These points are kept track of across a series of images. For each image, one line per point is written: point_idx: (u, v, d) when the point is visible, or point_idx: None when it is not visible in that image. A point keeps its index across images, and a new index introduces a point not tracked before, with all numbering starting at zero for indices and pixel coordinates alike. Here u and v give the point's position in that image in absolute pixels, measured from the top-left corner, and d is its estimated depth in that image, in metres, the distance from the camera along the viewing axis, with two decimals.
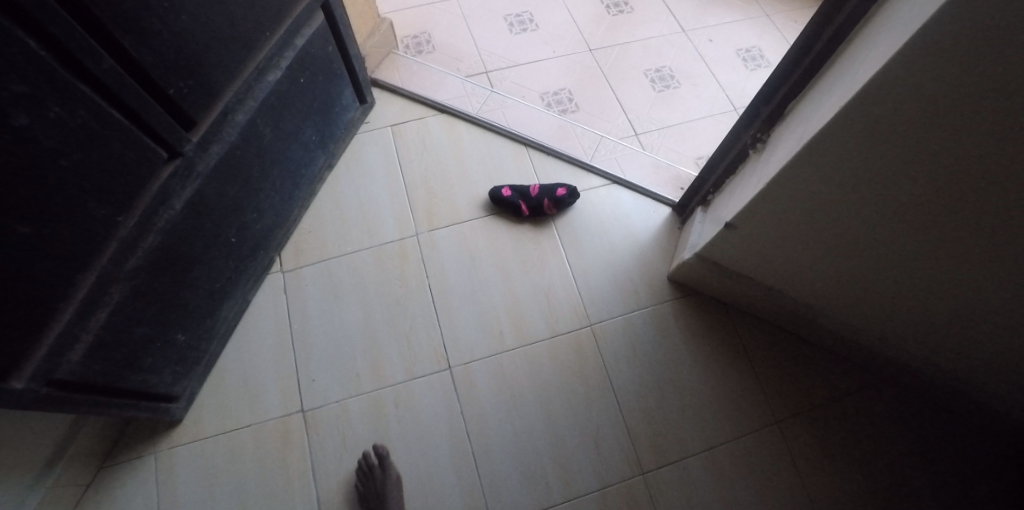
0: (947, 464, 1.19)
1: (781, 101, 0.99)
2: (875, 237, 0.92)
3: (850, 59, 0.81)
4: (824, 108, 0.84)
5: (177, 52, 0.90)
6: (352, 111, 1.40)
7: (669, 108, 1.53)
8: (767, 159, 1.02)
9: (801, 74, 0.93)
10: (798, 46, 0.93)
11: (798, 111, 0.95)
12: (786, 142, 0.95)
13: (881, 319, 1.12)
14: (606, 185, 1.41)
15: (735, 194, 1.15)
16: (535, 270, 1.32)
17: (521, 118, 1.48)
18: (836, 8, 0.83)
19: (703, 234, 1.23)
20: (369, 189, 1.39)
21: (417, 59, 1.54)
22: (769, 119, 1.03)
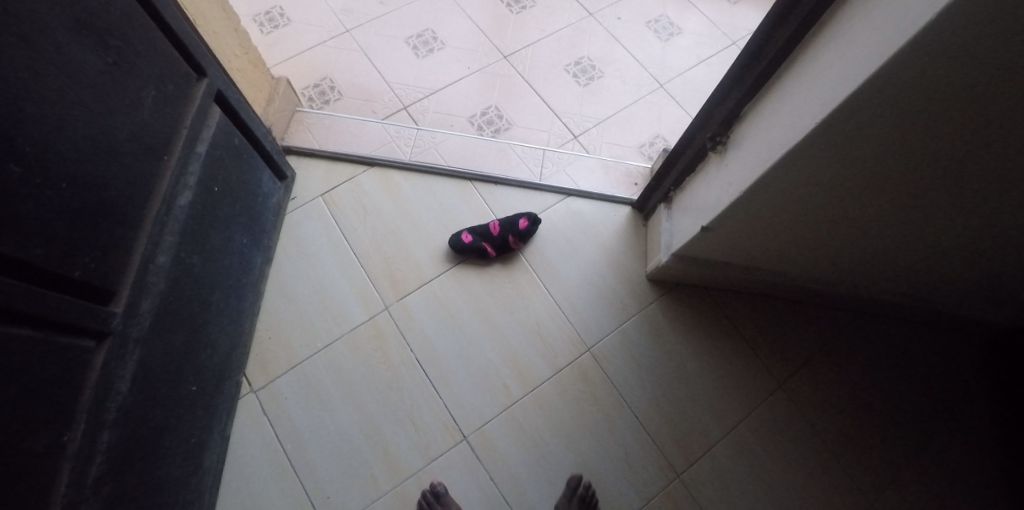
0: (936, 373, 1.24)
1: (736, 105, 0.96)
2: (856, 218, 0.90)
3: (806, 68, 0.79)
4: (788, 119, 0.81)
5: (70, 226, 0.73)
6: (276, 191, 1.25)
7: (600, 100, 1.50)
8: (732, 163, 0.99)
9: (754, 79, 0.90)
10: (750, 50, 0.90)
11: (756, 113, 0.93)
12: (750, 149, 0.93)
13: (860, 277, 1.12)
14: (563, 200, 1.34)
15: (697, 195, 1.12)
16: (520, 312, 1.24)
17: (456, 150, 1.37)
18: (785, 14, 0.81)
19: (675, 229, 1.20)
20: (320, 272, 1.26)
21: (327, 112, 1.39)
22: (723, 121, 1.01)
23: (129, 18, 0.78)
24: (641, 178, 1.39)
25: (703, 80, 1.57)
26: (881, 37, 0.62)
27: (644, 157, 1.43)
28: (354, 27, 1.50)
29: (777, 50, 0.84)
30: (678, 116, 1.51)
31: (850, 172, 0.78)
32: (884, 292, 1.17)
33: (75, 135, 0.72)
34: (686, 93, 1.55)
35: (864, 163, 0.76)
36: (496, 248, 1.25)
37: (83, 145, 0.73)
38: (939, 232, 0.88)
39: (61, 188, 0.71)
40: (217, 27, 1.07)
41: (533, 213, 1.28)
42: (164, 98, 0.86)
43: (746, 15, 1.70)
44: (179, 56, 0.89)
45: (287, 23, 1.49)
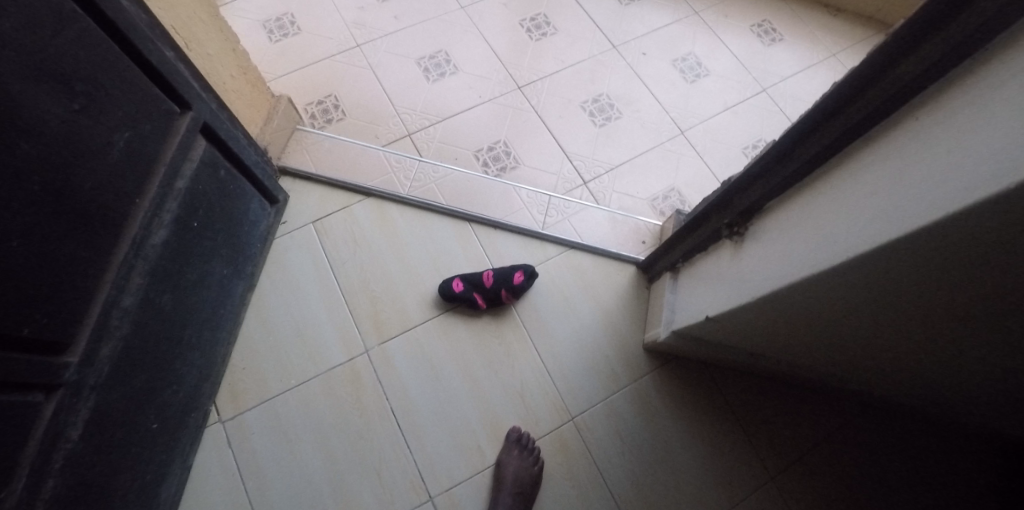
0: (941, 485, 1.17)
1: (759, 199, 0.86)
2: (873, 346, 0.84)
3: (843, 184, 0.70)
4: (820, 238, 0.72)
5: (18, 286, 0.67)
6: (265, 217, 1.19)
7: (615, 144, 1.41)
8: (747, 262, 0.90)
9: (784, 177, 0.81)
10: (782, 146, 0.80)
11: (780, 216, 0.83)
12: (768, 250, 0.84)
13: (870, 383, 1.05)
14: (564, 252, 1.28)
15: (705, 279, 1.04)
16: (506, 371, 1.20)
17: (458, 187, 1.31)
18: (828, 116, 0.72)
19: (682, 305, 1.12)
20: (303, 305, 1.21)
21: (327, 133, 1.34)
22: (742, 212, 0.91)
23: (100, 60, 0.72)
24: (652, 236, 1.31)
25: (724, 129, 1.46)
26: (937, 187, 0.54)
27: (655, 212, 1.35)
28: (365, 42, 1.45)
29: (809, 154, 0.76)
30: (699, 171, 1.40)
31: (877, 303, 0.70)
32: (890, 397, 1.09)
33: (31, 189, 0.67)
34: (705, 144, 1.44)
35: (897, 301, 0.68)
36: (487, 299, 1.20)
37: (43, 197, 0.68)
38: (971, 373, 0.79)
39: (12, 247, 0.66)
40: (212, 48, 1.02)
41: (530, 266, 1.22)
42: (139, 138, 0.80)
43: (778, 59, 1.57)
44: (159, 92, 0.83)
45: (298, 32, 1.44)
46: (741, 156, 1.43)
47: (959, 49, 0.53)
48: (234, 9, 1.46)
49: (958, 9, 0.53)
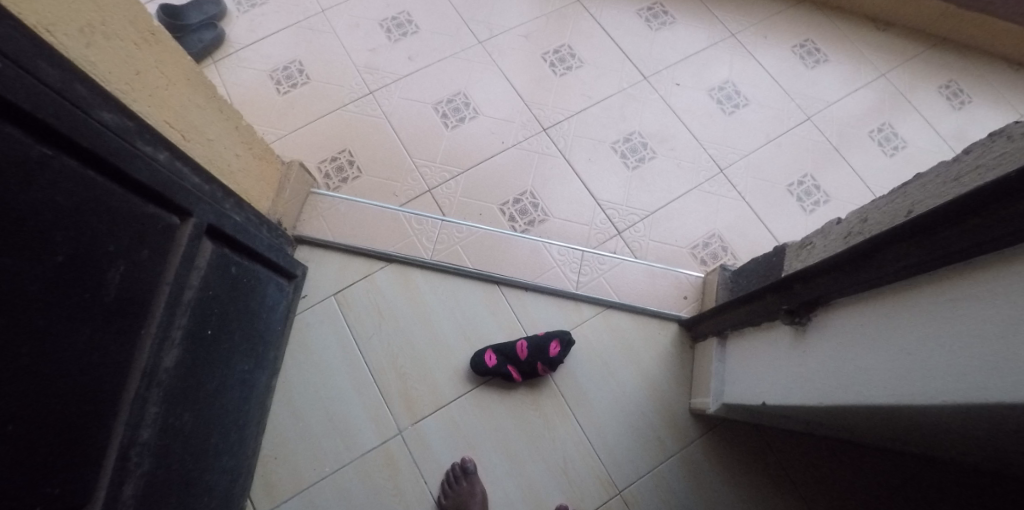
0: None
1: (830, 291, 0.74)
2: (977, 448, 0.71)
3: (923, 306, 0.59)
4: (907, 363, 0.59)
5: (23, 462, 0.60)
6: (285, 298, 1.13)
7: (649, 188, 1.32)
8: (810, 356, 0.78)
9: (864, 278, 0.68)
10: (864, 246, 0.67)
11: (855, 315, 0.70)
12: (833, 353, 0.72)
13: (978, 464, 0.89)
14: (600, 312, 1.18)
15: (757, 358, 0.92)
16: (549, 450, 1.09)
17: (483, 249, 1.22)
18: (927, 228, 0.58)
19: (727, 380, 1.02)
20: (330, 385, 1.15)
21: (342, 195, 1.27)
22: (809, 300, 0.79)
23: (85, 193, 0.65)
24: (693, 290, 1.20)
25: (768, 163, 1.42)
26: None
27: (696, 260, 1.25)
28: (379, 88, 1.38)
29: (879, 263, 0.65)
30: (738, 207, 1.33)
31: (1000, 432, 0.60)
32: (989, 468, 0.93)
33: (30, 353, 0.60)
34: (752, 179, 1.38)
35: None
36: (522, 371, 1.11)
37: (46, 354, 0.62)
38: None
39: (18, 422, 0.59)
40: (212, 132, 0.94)
41: (565, 333, 1.13)
42: (138, 266, 0.73)
43: (829, 82, 1.55)
44: (154, 209, 0.76)
45: (306, 81, 1.38)
46: (786, 194, 1.39)
47: None
48: (240, 60, 1.40)
49: None
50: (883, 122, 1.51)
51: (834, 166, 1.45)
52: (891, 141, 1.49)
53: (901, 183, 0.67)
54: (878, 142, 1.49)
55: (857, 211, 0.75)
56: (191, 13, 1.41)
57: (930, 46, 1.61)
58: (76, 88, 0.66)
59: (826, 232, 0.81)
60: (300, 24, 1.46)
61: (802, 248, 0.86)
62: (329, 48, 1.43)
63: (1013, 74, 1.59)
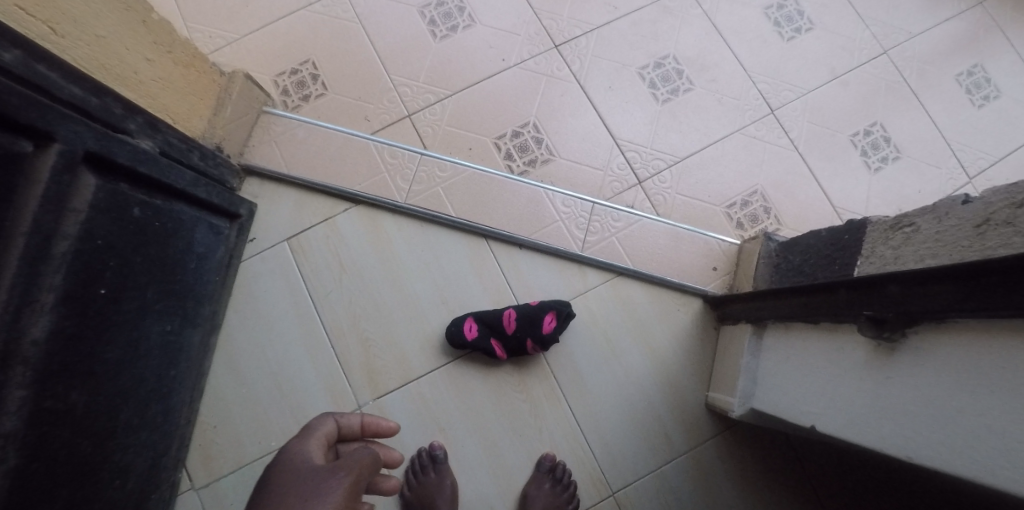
0: None
1: (947, 309, 0.50)
2: None
3: None
4: None
5: None
6: (223, 243, 0.93)
7: (680, 127, 1.06)
8: (902, 388, 0.56)
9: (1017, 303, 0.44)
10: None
11: (992, 351, 0.47)
12: (954, 397, 0.50)
13: None
14: (608, 281, 0.97)
15: (806, 369, 0.71)
16: (533, 439, 0.93)
17: (470, 192, 0.98)
18: None
19: (763, 383, 0.80)
20: (281, 347, 0.97)
21: (303, 117, 1.04)
22: (902, 313, 0.55)
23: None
24: (722, 260, 0.98)
25: (830, 106, 1.15)
26: None
27: (730, 223, 1.02)
28: None
29: None
30: (788, 159, 1.09)
31: None
32: None
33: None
34: (811, 122, 1.13)
35: None
36: (506, 348, 0.92)
37: None
38: None
39: None
40: (103, 27, 0.71)
41: (564, 306, 0.92)
42: None
43: (909, 9, 1.25)
44: None
45: None
46: (849, 145, 1.14)
47: None
48: None
49: None
50: (974, 63, 1.22)
51: (906, 112, 1.18)
52: (981, 88, 1.21)
53: None
54: (965, 88, 1.21)
55: (1001, 187, 0.53)
56: None
57: None
58: None
59: (945, 214, 0.58)
60: None
61: (896, 230, 0.64)
62: None
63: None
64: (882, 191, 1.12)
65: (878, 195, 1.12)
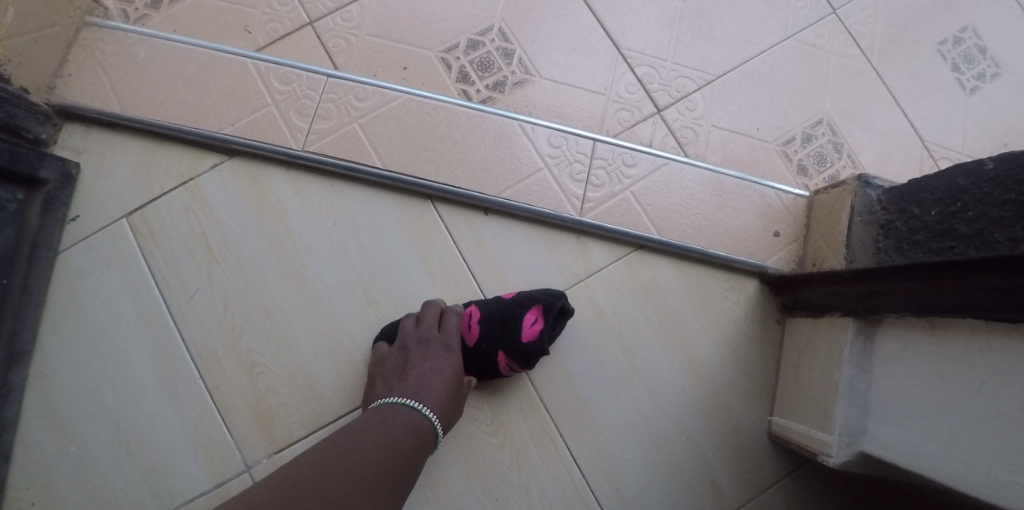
0: None
1: None
2: None
3: None
4: None
5: None
6: (10, 225, 0.58)
7: (710, 34, 0.74)
8: None
9: None
10: None
11: None
12: None
13: None
14: (619, 259, 0.64)
15: (1000, 399, 0.40)
16: (517, 505, 0.60)
17: (405, 132, 0.64)
18: None
19: (914, 417, 0.47)
20: (121, 380, 0.62)
21: (149, 30, 0.69)
22: None
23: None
24: (785, 222, 0.67)
25: (908, 5, 0.83)
26: None
27: (789, 167, 0.70)
28: None
29: None
30: (859, 76, 0.78)
31: None
32: None
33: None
34: (885, 25, 0.81)
35: None
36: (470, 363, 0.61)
37: None
38: None
39: None
40: None
41: (556, 298, 0.60)
42: None
43: None
44: None
45: None
46: (936, 57, 0.82)
47: None
48: None
49: None
50: None
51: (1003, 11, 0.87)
52: None
53: None
54: None
55: None
56: None
57: None
58: None
59: None
60: None
61: None
62: None
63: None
64: (984, 118, 0.81)
65: (979, 125, 0.81)
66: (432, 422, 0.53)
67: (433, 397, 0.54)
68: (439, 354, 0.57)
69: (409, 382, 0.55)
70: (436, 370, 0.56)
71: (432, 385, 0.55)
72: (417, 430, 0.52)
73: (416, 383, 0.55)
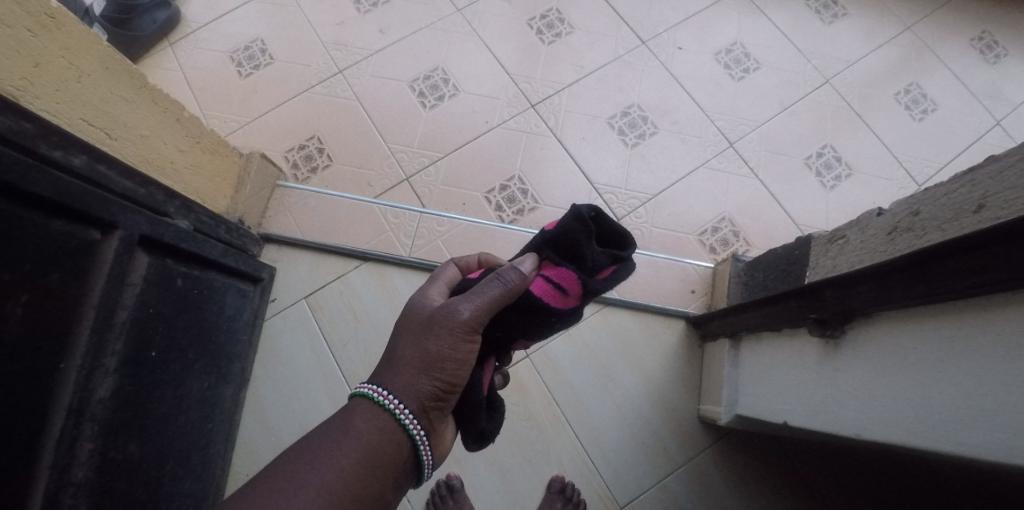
0: None
1: (847, 305, 0.62)
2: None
3: (983, 334, 0.47)
4: (957, 405, 0.49)
5: None
6: (249, 305, 1.03)
7: (649, 167, 1.20)
8: (839, 375, 0.65)
9: (878, 305, 0.58)
10: (889, 270, 0.56)
11: (874, 341, 0.60)
12: (872, 375, 0.59)
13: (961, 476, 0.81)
14: (597, 311, 1.08)
15: (772, 369, 0.81)
16: (539, 462, 1.00)
17: (467, 241, 1.10)
18: (970, 246, 0.47)
19: (753, 386, 0.86)
20: (302, 395, 1.05)
21: (313, 187, 1.17)
22: (825, 307, 0.67)
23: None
24: (699, 283, 1.09)
25: (784, 134, 1.27)
26: None
27: (703, 248, 1.13)
28: (349, 67, 1.30)
29: (918, 281, 0.53)
30: (751, 185, 1.21)
31: None
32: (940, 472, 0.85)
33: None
34: (767, 150, 1.25)
35: None
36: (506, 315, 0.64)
37: None
38: None
39: None
40: (145, 128, 0.82)
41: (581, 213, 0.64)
42: (48, 295, 0.62)
43: (844, 42, 1.41)
44: (66, 226, 0.65)
45: (270, 61, 1.31)
46: (804, 168, 1.24)
47: None
48: (198, 42, 1.34)
49: None
50: (910, 82, 1.37)
51: (853, 133, 1.30)
52: (919, 103, 1.35)
53: (960, 169, 0.52)
54: (903, 104, 1.34)
55: (903, 199, 0.59)
56: None
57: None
58: None
59: (861, 224, 0.66)
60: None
61: (832, 243, 0.72)
62: (296, 24, 1.35)
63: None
64: (842, 204, 1.21)
65: (838, 211, 1.21)
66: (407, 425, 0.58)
67: (443, 369, 0.60)
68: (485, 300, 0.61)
69: (415, 365, 0.60)
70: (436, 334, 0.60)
71: (450, 342, 0.60)
72: (388, 436, 0.57)
73: (405, 363, 0.60)
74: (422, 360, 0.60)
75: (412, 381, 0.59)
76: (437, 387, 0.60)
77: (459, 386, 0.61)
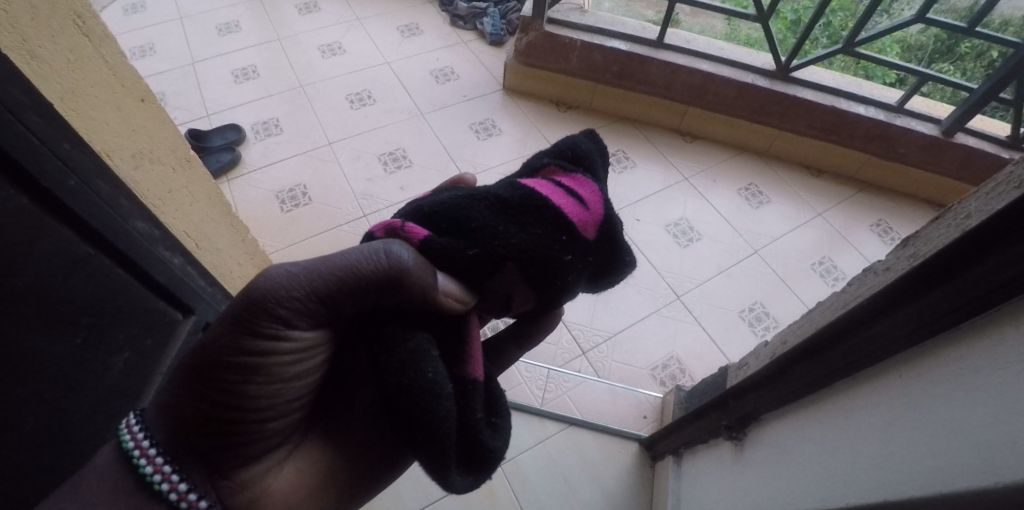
0: None
1: (752, 409, 0.84)
2: None
3: (826, 415, 0.69)
4: (807, 470, 0.69)
5: None
6: None
7: (612, 313, 1.45)
8: (745, 467, 0.84)
9: (769, 405, 0.81)
10: (769, 376, 0.80)
11: (768, 435, 0.81)
12: (765, 462, 0.79)
13: None
14: (563, 429, 1.25)
15: (705, 475, 0.98)
16: None
17: None
18: (811, 353, 0.71)
19: (691, 494, 1.02)
20: None
21: None
22: (735, 413, 0.89)
23: (104, 283, 0.74)
24: (650, 410, 1.29)
25: (721, 292, 1.56)
26: (916, 458, 0.53)
27: (655, 380, 1.35)
28: (372, 212, 1.60)
29: (788, 381, 0.76)
30: (695, 331, 1.46)
31: None
32: None
33: (17, 428, 0.63)
34: (708, 303, 1.52)
35: None
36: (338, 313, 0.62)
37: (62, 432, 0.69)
38: None
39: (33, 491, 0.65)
40: (221, 242, 1.05)
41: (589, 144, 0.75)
42: (141, 353, 0.82)
43: (769, 223, 1.77)
44: (164, 305, 0.86)
45: (308, 202, 1.61)
46: (739, 319, 1.51)
47: (933, 325, 0.56)
48: (250, 182, 1.65)
49: (937, 282, 0.54)
50: (824, 257, 1.71)
51: (782, 297, 1.58)
52: (831, 273, 1.67)
53: (808, 309, 0.79)
54: (818, 272, 1.66)
55: (779, 332, 0.86)
56: (214, 137, 1.72)
57: (851, 197, 1.89)
58: (121, 202, 0.75)
59: (756, 353, 0.91)
60: (308, 153, 1.74)
61: (739, 368, 0.96)
62: (333, 177, 1.68)
63: (916, 214, 1.88)
64: None
65: None
66: (160, 483, 0.58)
67: (215, 391, 0.58)
68: (412, 257, 0.60)
69: (187, 384, 0.59)
70: (210, 344, 0.58)
71: (229, 353, 0.58)
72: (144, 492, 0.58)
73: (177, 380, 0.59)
74: (195, 375, 0.59)
75: (180, 407, 0.59)
76: (204, 417, 0.59)
77: (240, 413, 0.60)
